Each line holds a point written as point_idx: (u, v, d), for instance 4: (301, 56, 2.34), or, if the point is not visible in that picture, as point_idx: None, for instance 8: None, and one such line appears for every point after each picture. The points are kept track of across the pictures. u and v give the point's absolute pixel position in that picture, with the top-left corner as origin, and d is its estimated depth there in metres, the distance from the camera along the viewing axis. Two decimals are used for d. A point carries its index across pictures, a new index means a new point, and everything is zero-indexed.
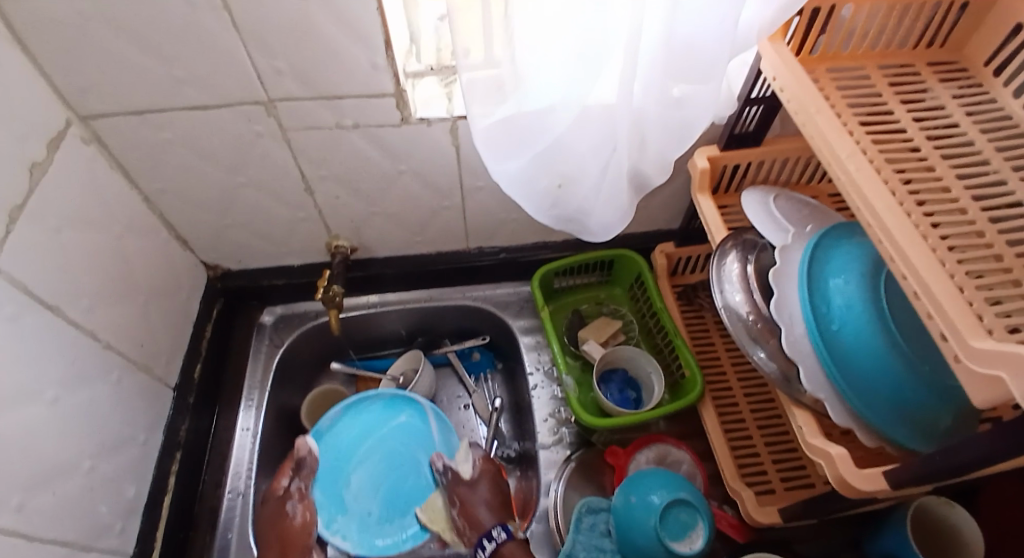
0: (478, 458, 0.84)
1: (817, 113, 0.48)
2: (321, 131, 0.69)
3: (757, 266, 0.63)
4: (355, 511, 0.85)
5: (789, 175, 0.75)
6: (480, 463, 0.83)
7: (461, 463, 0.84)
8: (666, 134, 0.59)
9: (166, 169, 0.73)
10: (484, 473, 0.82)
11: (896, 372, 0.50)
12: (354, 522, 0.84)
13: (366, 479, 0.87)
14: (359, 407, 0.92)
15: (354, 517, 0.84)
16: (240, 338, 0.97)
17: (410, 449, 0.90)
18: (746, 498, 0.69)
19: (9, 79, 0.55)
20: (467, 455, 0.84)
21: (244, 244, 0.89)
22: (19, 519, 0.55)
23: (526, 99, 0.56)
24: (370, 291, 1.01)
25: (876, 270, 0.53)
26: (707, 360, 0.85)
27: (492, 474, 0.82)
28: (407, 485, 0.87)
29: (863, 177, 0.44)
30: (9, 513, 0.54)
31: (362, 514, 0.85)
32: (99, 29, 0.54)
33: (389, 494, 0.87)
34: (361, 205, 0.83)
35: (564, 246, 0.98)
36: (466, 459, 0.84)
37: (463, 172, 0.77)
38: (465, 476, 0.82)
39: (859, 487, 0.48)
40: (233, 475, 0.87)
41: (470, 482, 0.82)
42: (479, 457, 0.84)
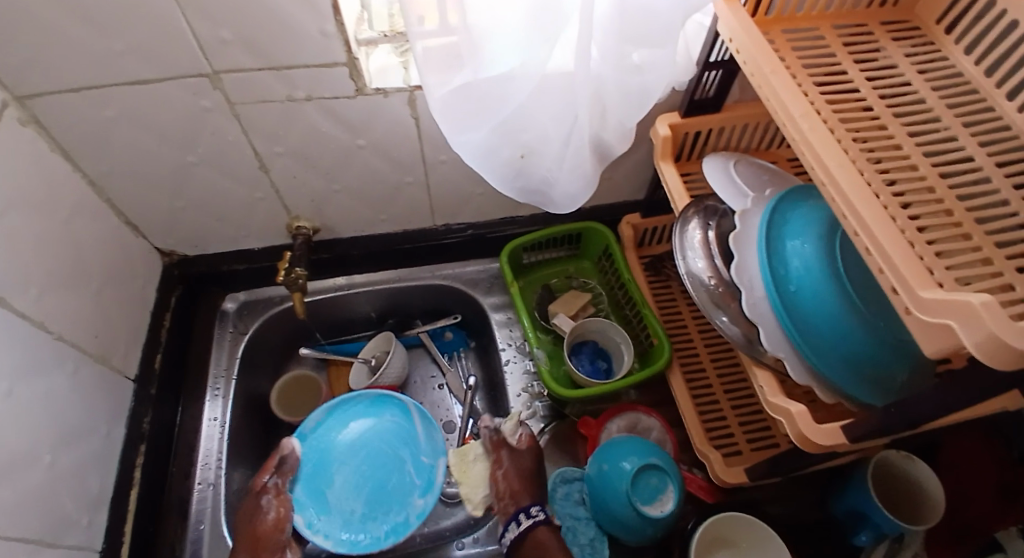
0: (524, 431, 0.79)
1: (772, 74, 0.48)
2: (274, 104, 0.66)
3: (717, 232, 0.63)
4: (338, 510, 0.81)
5: (749, 141, 0.76)
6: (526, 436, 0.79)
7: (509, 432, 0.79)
8: (626, 101, 0.59)
9: (112, 149, 0.70)
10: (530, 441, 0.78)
11: (851, 329, 0.51)
12: (337, 521, 0.80)
13: (349, 479, 0.83)
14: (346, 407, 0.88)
15: (338, 517, 0.81)
16: (202, 326, 0.94)
17: (392, 450, 0.86)
18: (714, 459, 0.70)
19: None
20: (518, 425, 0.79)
21: (200, 227, 0.86)
22: None
23: (483, 66, 0.54)
24: (336, 273, 0.98)
25: (832, 230, 0.54)
26: (675, 328, 0.86)
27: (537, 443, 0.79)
28: (391, 483, 0.84)
29: (817, 136, 0.44)
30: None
31: (345, 514, 0.81)
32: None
33: (374, 492, 0.83)
34: (321, 181, 0.80)
35: (531, 221, 0.97)
36: (514, 430, 0.79)
37: (424, 145, 0.76)
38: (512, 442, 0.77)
39: (819, 442, 0.49)
40: (203, 466, 0.85)
41: (515, 447, 0.77)
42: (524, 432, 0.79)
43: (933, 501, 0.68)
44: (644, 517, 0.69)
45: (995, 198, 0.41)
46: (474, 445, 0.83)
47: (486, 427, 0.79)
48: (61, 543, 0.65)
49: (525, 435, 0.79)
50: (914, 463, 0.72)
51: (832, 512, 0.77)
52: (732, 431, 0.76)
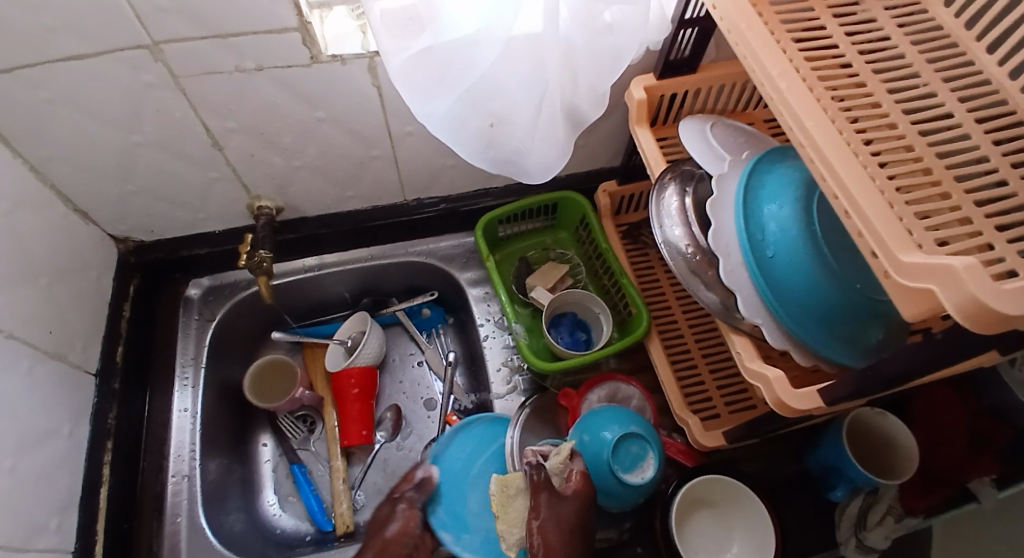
0: (575, 471, 0.70)
1: (748, 31, 0.46)
2: (222, 76, 0.61)
3: (695, 198, 0.62)
4: (478, 529, 0.77)
5: (725, 103, 0.74)
6: (575, 477, 0.69)
7: (555, 471, 0.70)
8: (598, 62, 0.56)
9: (49, 134, 0.64)
10: (578, 486, 0.68)
11: (827, 292, 0.51)
12: (478, 541, 0.76)
13: (483, 501, 0.79)
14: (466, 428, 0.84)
15: (478, 536, 0.76)
16: (166, 314, 0.90)
17: None
18: (693, 425, 0.71)
19: None
20: (566, 463, 0.70)
21: (154, 212, 0.81)
22: None
23: (442, 29, 0.50)
24: (305, 253, 0.95)
25: (809, 192, 0.53)
26: (653, 297, 0.86)
27: (588, 487, 0.68)
28: None
29: (795, 96, 0.42)
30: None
31: (484, 533, 0.77)
32: None
33: None
34: (281, 159, 0.76)
35: (506, 192, 0.95)
36: (560, 470, 0.70)
37: (388, 116, 0.72)
38: (556, 484, 0.68)
39: (797, 407, 0.49)
40: (176, 458, 0.82)
41: (558, 490, 0.68)
42: (575, 471, 0.70)
43: (904, 471, 0.70)
44: (625, 484, 0.69)
45: (973, 154, 0.40)
46: (516, 477, 0.73)
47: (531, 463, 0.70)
48: (32, 547, 0.62)
49: (575, 475, 0.70)
50: (905, 432, 0.70)
51: (808, 468, 0.79)
52: (711, 394, 0.77)
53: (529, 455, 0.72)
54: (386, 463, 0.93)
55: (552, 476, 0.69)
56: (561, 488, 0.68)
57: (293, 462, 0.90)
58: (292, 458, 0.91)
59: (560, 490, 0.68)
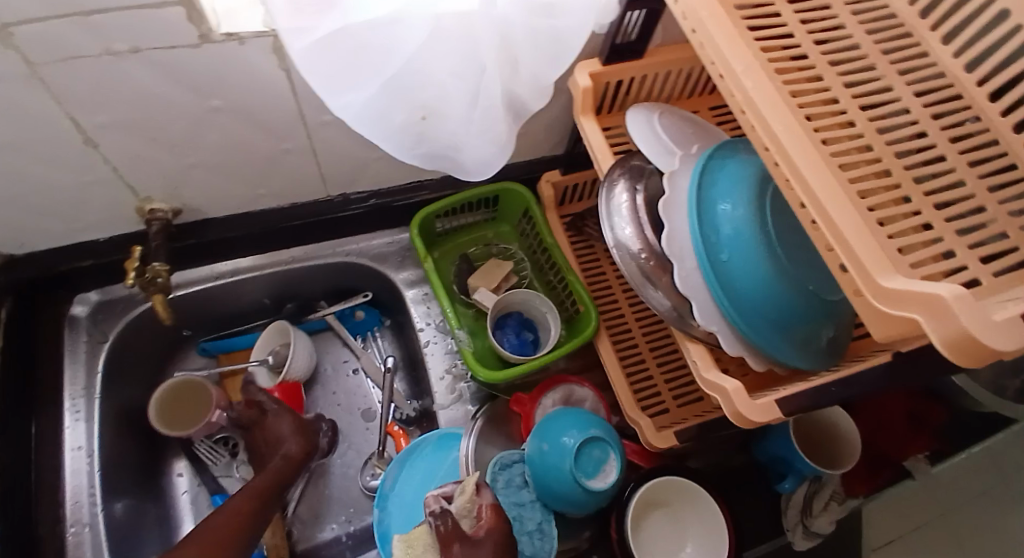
0: (484, 506, 0.61)
1: (710, 19, 0.42)
2: (88, 61, 0.50)
3: (646, 196, 0.56)
4: None
5: (671, 89, 0.70)
6: (486, 512, 0.60)
7: (462, 513, 0.61)
8: (538, 48, 0.51)
9: None
10: (490, 523, 0.59)
11: (783, 297, 0.49)
12: None
13: None
14: (411, 456, 0.78)
15: None
16: (48, 339, 0.77)
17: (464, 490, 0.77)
18: (644, 427, 0.67)
19: None
20: (473, 500, 0.61)
21: (18, 221, 0.68)
22: None
23: (354, 9, 0.43)
24: (216, 259, 0.84)
25: (761, 193, 0.51)
26: (600, 291, 0.83)
27: (502, 522, 0.60)
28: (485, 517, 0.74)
29: (760, 94, 0.39)
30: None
31: None
32: None
33: None
34: (173, 156, 0.65)
35: (441, 185, 0.87)
36: (468, 510, 0.61)
37: (301, 103, 0.63)
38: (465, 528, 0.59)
39: (755, 420, 0.46)
40: (74, 506, 0.71)
41: (470, 536, 0.58)
42: (485, 506, 0.61)
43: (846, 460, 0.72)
44: (590, 491, 0.66)
45: (932, 155, 0.38)
46: (421, 533, 0.60)
47: (433, 511, 0.60)
48: None
49: (485, 511, 0.61)
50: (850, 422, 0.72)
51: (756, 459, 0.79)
52: (661, 390, 0.74)
53: (432, 502, 0.61)
54: (322, 483, 0.85)
55: (460, 520, 0.61)
56: (473, 533, 0.59)
57: (215, 492, 0.82)
58: (215, 488, 0.83)
59: (470, 534, 0.58)
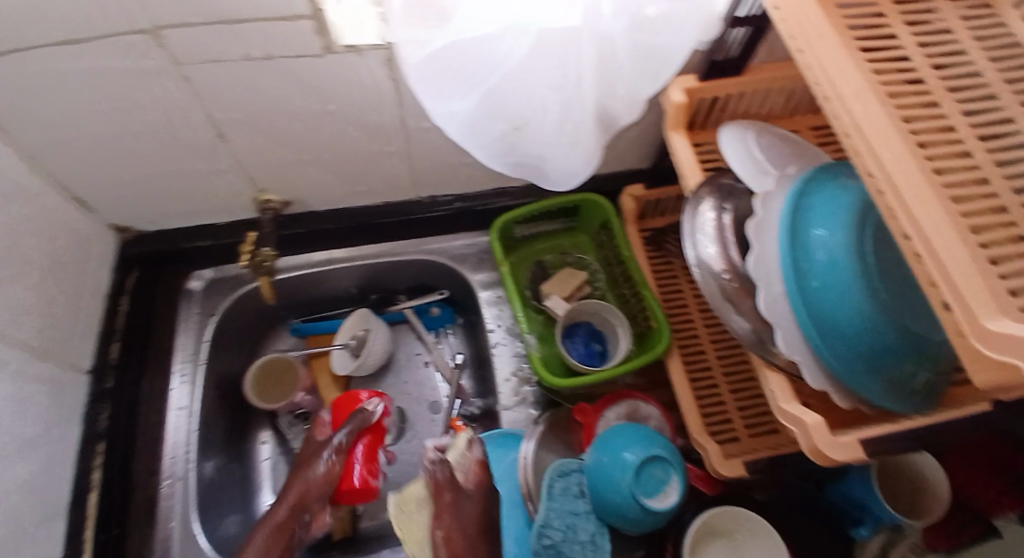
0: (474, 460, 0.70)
1: (820, 42, 0.42)
2: (228, 65, 0.57)
3: (734, 216, 0.56)
4: None
5: (771, 107, 0.68)
6: (473, 467, 0.69)
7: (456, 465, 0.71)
8: (635, 65, 0.52)
9: (43, 120, 0.61)
10: (477, 477, 0.69)
11: (876, 332, 0.47)
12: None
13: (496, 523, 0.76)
14: None
15: None
16: (166, 307, 0.86)
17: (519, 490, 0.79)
18: (711, 450, 0.65)
19: None
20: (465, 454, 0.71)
21: (157, 202, 0.78)
22: None
23: (466, 26, 0.46)
24: (313, 248, 0.90)
25: (863, 220, 0.48)
26: (675, 308, 0.82)
27: (485, 477, 0.69)
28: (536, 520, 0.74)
29: (869, 120, 0.38)
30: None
31: None
32: None
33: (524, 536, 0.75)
34: (288, 152, 0.72)
35: (524, 193, 0.90)
36: (461, 464, 0.70)
37: (404, 110, 0.67)
38: (456, 478, 0.69)
39: (834, 457, 0.45)
40: (170, 460, 0.77)
41: (458, 484, 0.69)
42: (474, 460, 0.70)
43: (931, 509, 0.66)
44: (648, 510, 0.65)
45: None
46: (415, 489, 0.75)
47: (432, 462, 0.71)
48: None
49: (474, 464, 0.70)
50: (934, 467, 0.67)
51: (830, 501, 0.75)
52: (731, 417, 0.72)
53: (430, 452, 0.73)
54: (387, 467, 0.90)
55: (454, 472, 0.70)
56: (463, 483, 0.69)
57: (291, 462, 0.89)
58: (291, 459, 0.89)
59: (459, 483, 0.69)
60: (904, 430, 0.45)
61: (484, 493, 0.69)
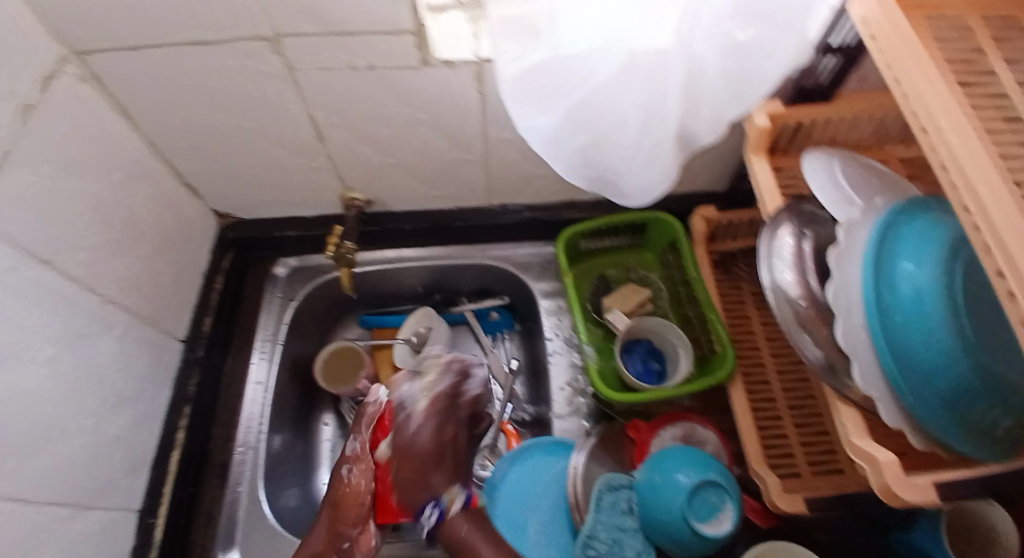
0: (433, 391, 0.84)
1: (920, 72, 0.40)
2: (332, 72, 0.62)
3: (814, 244, 0.55)
4: None
5: (858, 136, 0.66)
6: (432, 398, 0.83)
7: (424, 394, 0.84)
8: (722, 85, 0.52)
9: (169, 112, 0.69)
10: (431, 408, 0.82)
11: (964, 375, 0.45)
12: None
13: (543, 529, 0.78)
14: (524, 455, 0.82)
15: None
16: (252, 289, 0.93)
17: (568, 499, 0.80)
18: (770, 483, 0.64)
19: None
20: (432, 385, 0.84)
21: (255, 193, 0.85)
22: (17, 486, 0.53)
23: (562, 42, 0.48)
24: (386, 245, 0.95)
25: (954, 256, 0.46)
26: (739, 334, 0.81)
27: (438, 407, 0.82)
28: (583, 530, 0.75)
29: (968, 154, 0.36)
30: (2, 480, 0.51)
31: None
32: None
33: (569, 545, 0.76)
34: (375, 154, 0.77)
35: (593, 207, 0.92)
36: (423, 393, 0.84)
37: (487, 122, 0.71)
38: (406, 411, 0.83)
39: (908, 499, 0.44)
40: (245, 430, 0.83)
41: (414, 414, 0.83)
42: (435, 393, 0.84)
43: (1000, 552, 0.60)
44: (699, 535, 0.64)
45: None
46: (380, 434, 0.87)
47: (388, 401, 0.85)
48: (100, 505, 0.65)
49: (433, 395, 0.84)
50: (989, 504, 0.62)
51: None
52: (793, 452, 0.70)
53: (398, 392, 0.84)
54: None
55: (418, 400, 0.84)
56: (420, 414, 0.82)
57: None
58: None
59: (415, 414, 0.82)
60: (988, 484, 0.42)
61: (437, 422, 0.82)
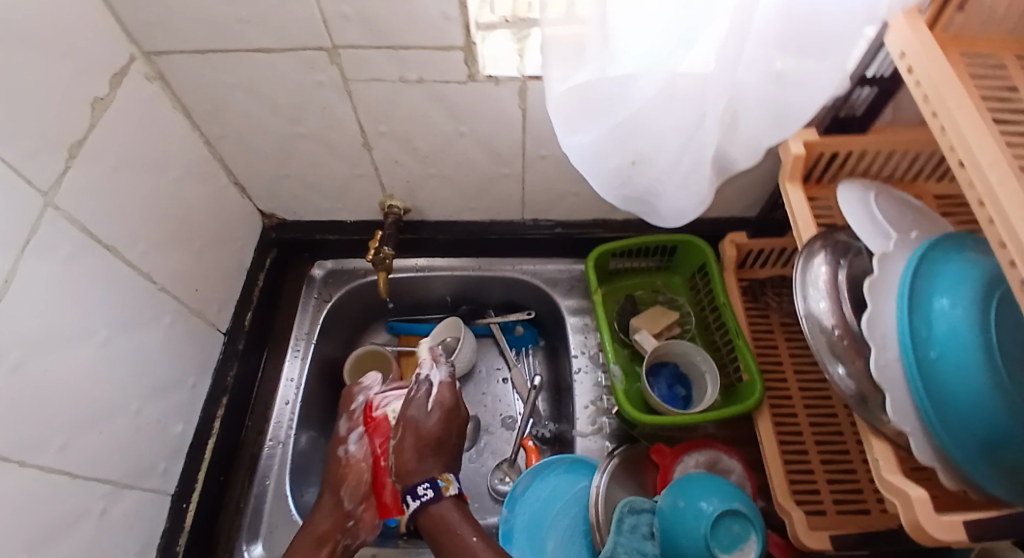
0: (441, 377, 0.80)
1: (957, 108, 0.40)
2: (384, 83, 0.66)
3: (849, 274, 0.55)
4: None
5: (892, 169, 0.66)
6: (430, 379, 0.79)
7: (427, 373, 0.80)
8: (762, 113, 0.53)
9: (228, 115, 0.73)
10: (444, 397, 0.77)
11: (998, 417, 0.44)
12: None
13: (561, 547, 0.77)
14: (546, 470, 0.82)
15: None
16: (291, 289, 0.97)
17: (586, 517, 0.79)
18: (796, 519, 0.63)
19: (86, 20, 0.55)
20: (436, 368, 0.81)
21: (301, 196, 0.89)
22: (63, 459, 0.55)
23: (609, 64, 0.49)
24: (419, 253, 0.98)
25: (989, 294, 0.45)
26: (767, 364, 0.79)
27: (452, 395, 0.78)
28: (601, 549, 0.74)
29: (1006, 191, 0.36)
30: (51, 454, 0.54)
31: None
32: None
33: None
34: (417, 164, 0.79)
35: (624, 227, 0.93)
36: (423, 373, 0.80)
37: (527, 138, 0.73)
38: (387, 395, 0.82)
39: (938, 536, 0.43)
40: (276, 424, 0.88)
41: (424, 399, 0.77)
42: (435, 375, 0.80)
43: None
44: None
45: None
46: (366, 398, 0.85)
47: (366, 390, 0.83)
48: (139, 485, 0.68)
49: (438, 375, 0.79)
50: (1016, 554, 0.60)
51: None
52: (819, 488, 0.68)
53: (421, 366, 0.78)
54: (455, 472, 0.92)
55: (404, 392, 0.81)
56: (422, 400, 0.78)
57: None
58: None
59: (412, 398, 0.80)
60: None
61: (442, 413, 0.75)
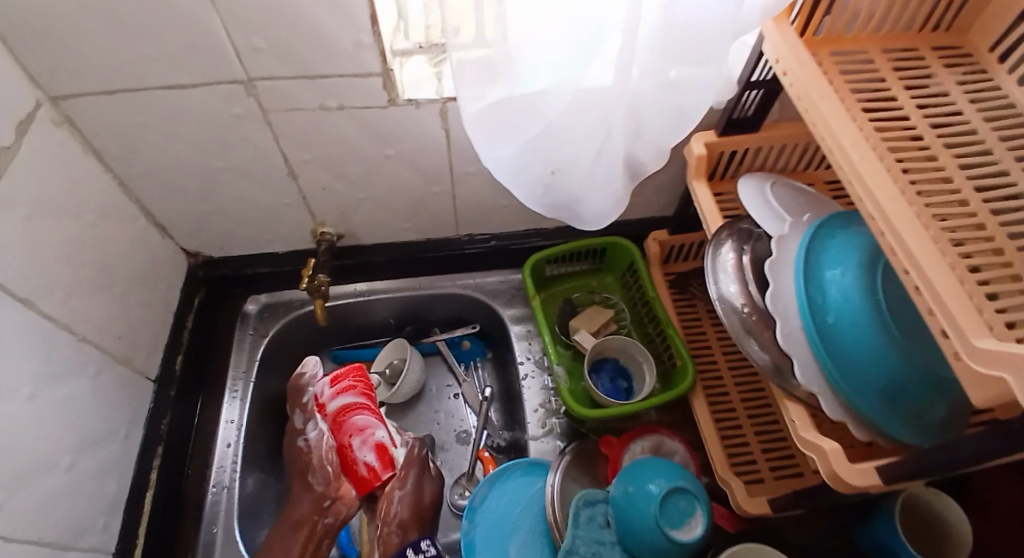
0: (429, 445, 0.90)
1: (823, 101, 0.46)
2: (304, 112, 0.66)
3: (752, 256, 0.60)
4: None
5: (785, 162, 0.73)
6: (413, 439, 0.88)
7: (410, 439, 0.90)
8: (662, 117, 0.57)
9: (143, 154, 0.71)
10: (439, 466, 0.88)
11: (893, 368, 0.49)
12: None
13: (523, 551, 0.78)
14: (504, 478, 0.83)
15: None
16: (226, 327, 0.94)
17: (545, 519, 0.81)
18: (736, 488, 0.67)
19: None
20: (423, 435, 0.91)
21: (227, 231, 0.86)
22: None
23: (518, 83, 0.53)
24: (358, 278, 0.98)
25: (874, 260, 0.51)
26: (699, 348, 0.85)
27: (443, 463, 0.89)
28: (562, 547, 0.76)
29: (868, 168, 0.42)
30: None
31: None
32: (93, 21, 0.53)
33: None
34: (346, 189, 0.80)
35: (555, 234, 0.97)
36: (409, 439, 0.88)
37: (452, 156, 0.75)
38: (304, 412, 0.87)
39: (853, 482, 0.47)
40: (219, 469, 0.84)
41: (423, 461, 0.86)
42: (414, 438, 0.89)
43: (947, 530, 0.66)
44: (673, 541, 0.66)
45: None
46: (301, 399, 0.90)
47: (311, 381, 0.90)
48: (75, 547, 0.64)
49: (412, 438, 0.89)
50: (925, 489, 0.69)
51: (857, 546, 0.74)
52: (755, 457, 0.73)
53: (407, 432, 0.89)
54: None
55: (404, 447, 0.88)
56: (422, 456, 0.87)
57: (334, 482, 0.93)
58: None
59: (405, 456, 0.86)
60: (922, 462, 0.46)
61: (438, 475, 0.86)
